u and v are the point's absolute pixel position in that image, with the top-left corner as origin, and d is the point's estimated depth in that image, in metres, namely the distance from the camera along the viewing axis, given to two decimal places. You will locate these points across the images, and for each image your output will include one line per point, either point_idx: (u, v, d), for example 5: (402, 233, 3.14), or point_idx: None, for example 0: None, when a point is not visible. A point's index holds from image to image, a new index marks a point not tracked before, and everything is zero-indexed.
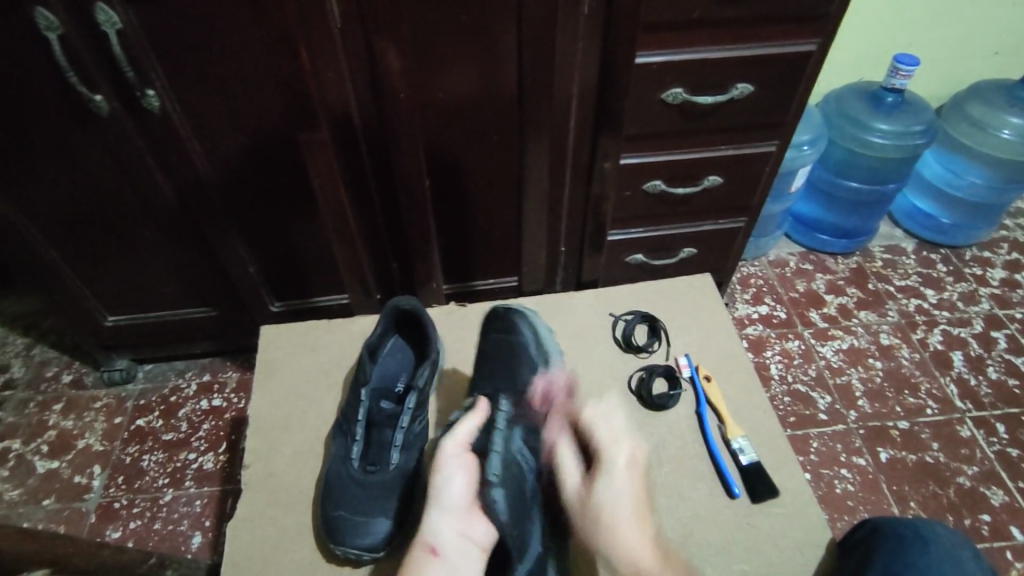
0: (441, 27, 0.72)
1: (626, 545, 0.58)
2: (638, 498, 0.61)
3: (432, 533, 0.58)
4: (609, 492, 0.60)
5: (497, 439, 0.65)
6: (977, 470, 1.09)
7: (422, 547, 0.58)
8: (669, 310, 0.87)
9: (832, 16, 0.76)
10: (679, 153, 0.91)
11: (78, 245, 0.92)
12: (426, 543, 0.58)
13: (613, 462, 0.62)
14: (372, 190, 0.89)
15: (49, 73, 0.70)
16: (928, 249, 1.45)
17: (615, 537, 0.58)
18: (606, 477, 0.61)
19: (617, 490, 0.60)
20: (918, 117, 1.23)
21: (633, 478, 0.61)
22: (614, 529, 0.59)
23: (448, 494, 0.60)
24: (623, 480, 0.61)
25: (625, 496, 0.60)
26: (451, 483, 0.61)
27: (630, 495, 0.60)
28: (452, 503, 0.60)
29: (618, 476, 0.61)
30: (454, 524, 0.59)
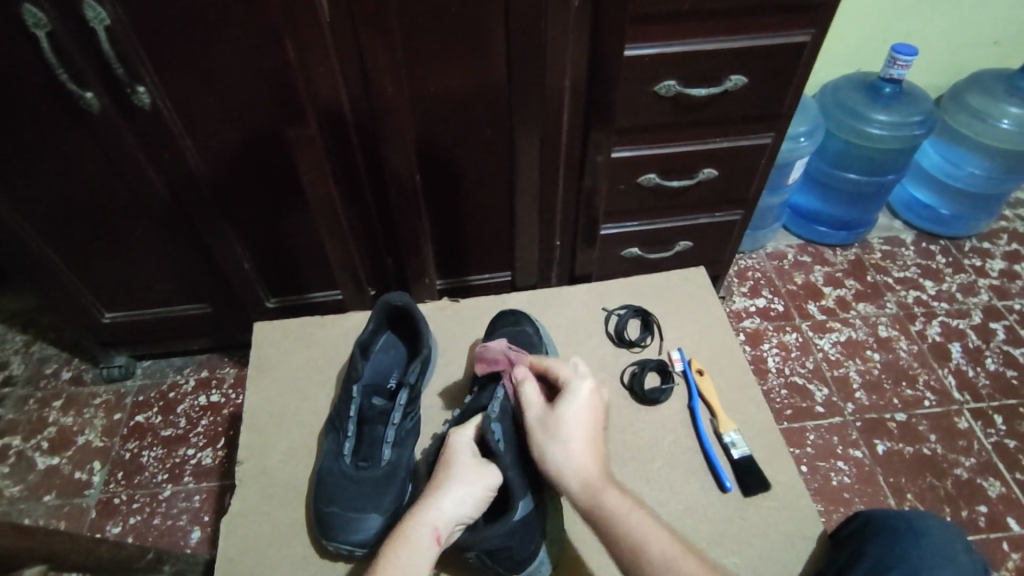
0: (431, 20, 0.72)
1: (579, 461, 0.59)
2: (594, 426, 0.63)
3: (444, 521, 0.59)
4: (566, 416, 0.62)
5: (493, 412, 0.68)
6: (974, 462, 1.09)
7: (430, 528, 0.58)
8: (664, 304, 0.87)
9: (826, 6, 0.76)
10: (673, 146, 0.90)
11: (73, 242, 0.92)
12: (434, 527, 0.58)
13: (575, 387, 0.65)
14: (366, 184, 0.89)
15: (39, 71, 0.70)
16: (927, 241, 1.44)
17: (571, 454, 0.60)
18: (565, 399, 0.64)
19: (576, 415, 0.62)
20: (915, 108, 1.22)
21: (593, 407, 0.64)
22: (568, 445, 0.60)
23: (471, 498, 0.61)
24: (579, 406, 0.63)
25: (580, 419, 0.63)
26: (478, 490, 0.62)
27: (582, 421, 0.62)
28: (466, 510, 0.61)
29: (577, 405, 0.64)
30: (456, 524, 0.60)
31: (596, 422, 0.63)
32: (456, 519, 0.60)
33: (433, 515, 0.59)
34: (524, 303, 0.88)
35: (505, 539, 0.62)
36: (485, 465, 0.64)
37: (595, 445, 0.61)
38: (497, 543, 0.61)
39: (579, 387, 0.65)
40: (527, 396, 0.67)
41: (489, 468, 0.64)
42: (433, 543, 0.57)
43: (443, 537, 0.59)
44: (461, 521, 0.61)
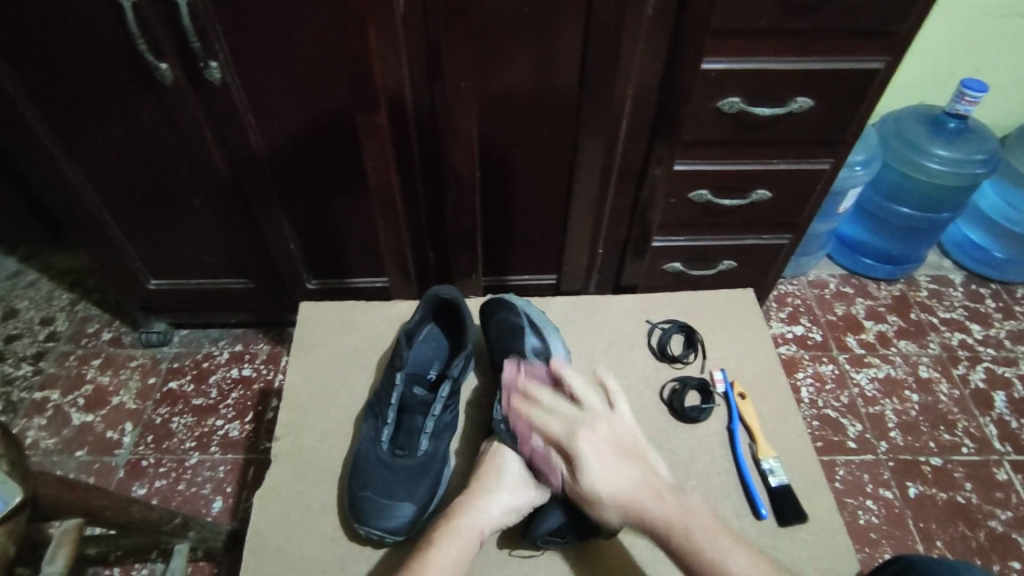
0: (503, 18, 0.72)
1: (639, 499, 0.60)
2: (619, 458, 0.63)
3: (488, 522, 0.63)
4: (608, 465, 0.62)
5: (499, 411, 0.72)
6: (1011, 516, 1.06)
7: (476, 526, 0.62)
8: (707, 322, 0.86)
9: (903, 33, 0.74)
10: (731, 164, 0.89)
11: (130, 206, 0.94)
12: (479, 527, 0.62)
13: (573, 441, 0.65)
14: (419, 175, 0.90)
15: (121, 39, 0.72)
16: (977, 283, 1.40)
17: (628, 494, 0.60)
18: (599, 431, 0.65)
19: (598, 457, 0.63)
20: (980, 146, 1.18)
21: (603, 449, 0.64)
22: (606, 489, 0.61)
23: (514, 510, 0.64)
24: (625, 432, 0.66)
25: (603, 453, 0.63)
26: (520, 505, 0.65)
27: (622, 454, 0.63)
28: (505, 514, 0.64)
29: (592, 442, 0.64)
30: (494, 526, 0.63)
31: (620, 451, 0.64)
32: (497, 523, 0.64)
33: (482, 516, 0.63)
34: (565, 308, 0.88)
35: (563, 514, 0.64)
36: (528, 477, 0.67)
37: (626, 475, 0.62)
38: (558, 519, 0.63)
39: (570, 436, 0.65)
40: (541, 417, 0.68)
41: (539, 486, 0.67)
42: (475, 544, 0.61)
43: (484, 536, 0.63)
44: (499, 524, 0.64)
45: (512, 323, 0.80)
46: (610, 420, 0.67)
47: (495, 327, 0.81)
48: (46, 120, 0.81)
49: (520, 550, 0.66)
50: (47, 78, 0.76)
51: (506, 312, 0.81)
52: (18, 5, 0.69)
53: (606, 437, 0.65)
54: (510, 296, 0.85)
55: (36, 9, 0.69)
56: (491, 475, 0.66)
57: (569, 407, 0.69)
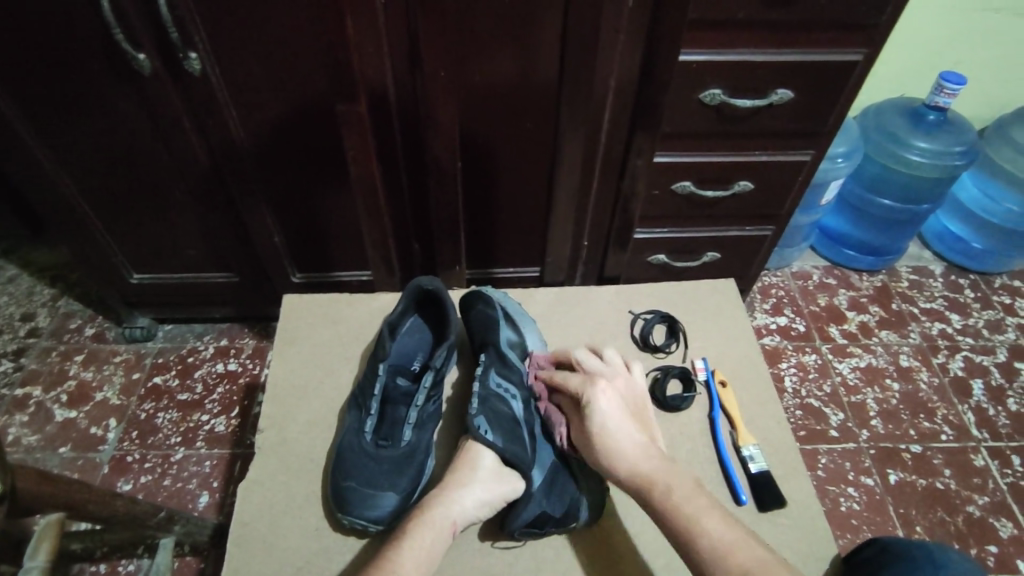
0: (484, 9, 0.72)
1: (631, 446, 0.61)
2: (628, 413, 0.64)
3: (460, 516, 0.63)
4: (614, 411, 0.64)
5: (474, 406, 0.71)
6: (988, 501, 1.08)
7: (448, 520, 0.62)
8: (690, 313, 0.86)
9: (881, 26, 0.75)
10: (712, 155, 0.90)
11: (110, 200, 0.93)
12: (453, 521, 0.62)
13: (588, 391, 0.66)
14: (402, 167, 0.90)
15: (99, 30, 0.71)
16: (956, 274, 1.42)
17: (625, 449, 0.62)
18: (613, 384, 0.67)
19: (609, 403, 0.64)
20: (958, 138, 1.20)
21: (613, 402, 0.65)
22: (610, 434, 0.62)
23: (488, 504, 0.64)
24: (637, 394, 0.67)
25: (616, 402, 0.65)
26: (494, 498, 0.65)
27: (629, 415, 0.64)
28: (478, 508, 0.64)
29: (606, 391, 0.66)
30: (468, 520, 0.64)
31: (629, 409, 0.65)
32: (470, 517, 0.64)
33: (455, 511, 0.63)
34: (550, 300, 0.88)
35: (539, 507, 0.64)
36: (505, 471, 0.67)
37: (633, 430, 0.63)
38: (533, 513, 0.64)
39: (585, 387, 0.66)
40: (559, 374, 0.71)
41: (515, 481, 0.67)
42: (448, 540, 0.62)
43: (457, 529, 0.63)
44: (472, 517, 0.64)
45: (493, 314, 0.80)
46: (628, 380, 0.68)
47: (477, 317, 0.81)
48: (22, 113, 0.80)
49: (502, 542, 0.67)
50: (22, 70, 0.75)
51: (486, 304, 0.81)
52: (4, 5, 0.68)
53: (620, 392, 0.66)
54: (492, 289, 0.85)
55: (35, 10, 0.69)
56: (465, 469, 0.66)
57: (592, 362, 0.70)
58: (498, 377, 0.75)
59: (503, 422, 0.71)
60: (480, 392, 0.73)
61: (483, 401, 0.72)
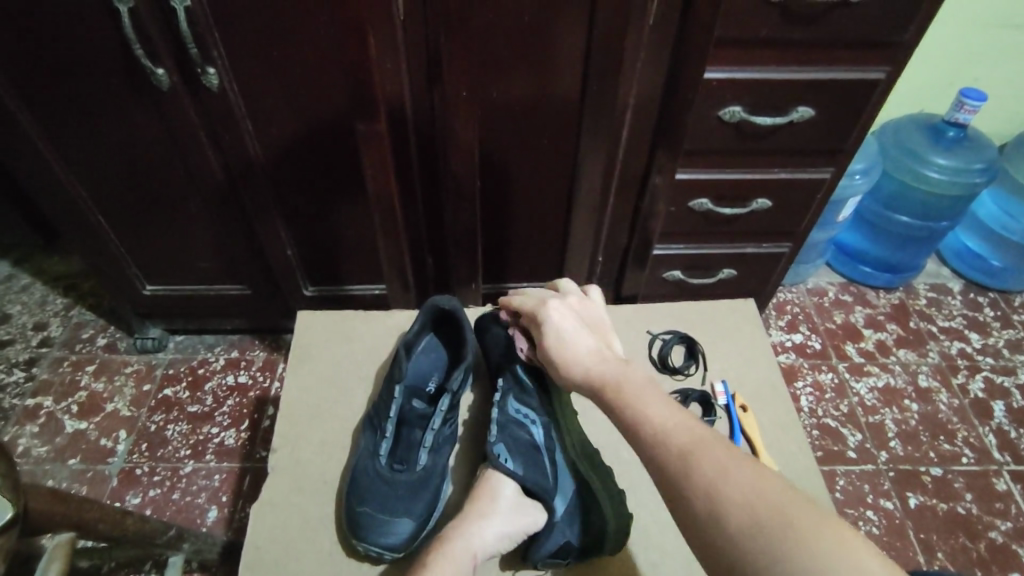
0: (503, 25, 0.71)
1: (579, 344, 0.58)
2: (582, 325, 0.62)
3: (480, 549, 0.61)
4: (567, 321, 0.62)
5: (493, 434, 0.70)
6: (1011, 526, 1.05)
7: (468, 553, 0.60)
8: (709, 332, 0.85)
9: (905, 44, 0.74)
10: (731, 173, 0.89)
11: (125, 213, 0.93)
12: (472, 554, 0.61)
13: (541, 307, 0.65)
14: (417, 181, 0.89)
15: (119, 45, 0.71)
16: (975, 292, 1.40)
17: (573, 350, 0.57)
18: (567, 302, 0.65)
19: (560, 314, 0.62)
20: (980, 155, 1.18)
21: (564, 314, 0.63)
22: (560, 338, 0.60)
23: (508, 537, 0.63)
24: (595, 312, 0.65)
25: (567, 314, 0.63)
26: (515, 531, 0.63)
27: (580, 326, 0.62)
28: (498, 541, 0.62)
29: (557, 306, 0.64)
30: (487, 552, 0.62)
31: (582, 321, 0.63)
32: (490, 549, 0.62)
33: (474, 543, 0.61)
34: None
35: (563, 537, 0.63)
36: (525, 502, 0.65)
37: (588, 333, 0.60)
38: (555, 544, 0.63)
39: (540, 305, 0.65)
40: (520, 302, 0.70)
41: (538, 512, 0.65)
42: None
43: (476, 562, 0.61)
44: (492, 550, 0.62)
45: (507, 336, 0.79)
46: (582, 300, 0.67)
47: (492, 338, 0.80)
48: (40, 125, 0.80)
49: (524, 571, 0.65)
50: (41, 84, 0.75)
51: (501, 325, 0.80)
52: (25, 20, 0.69)
53: (576, 309, 0.65)
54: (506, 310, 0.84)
55: (43, 24, 0.69)
56: (485, 499, 0.64)
57: (551, 291, 0.70)
58: (516, 402, 0.73)
59: (523, 449, 0.69)
60: (499, 418, 0.72)
61: (503, 428, 0.71)
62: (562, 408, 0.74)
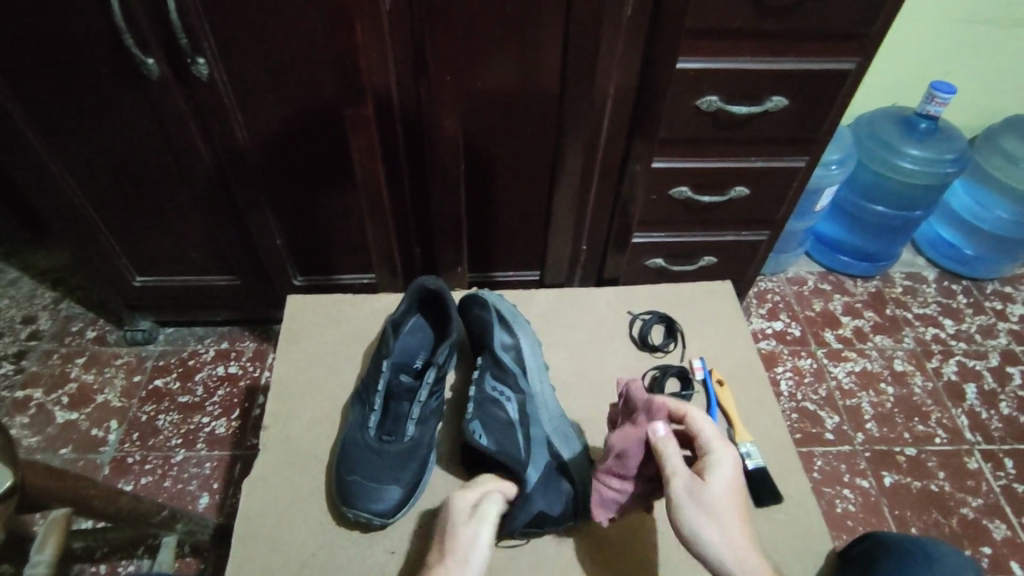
0: (486, 16, 0.73)
1: (741, 566, 0.51)
2: (741, 516, 0.53)
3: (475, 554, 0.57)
4: (700, 481, 0.55)
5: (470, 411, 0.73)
6: (981, 503, 1.09)
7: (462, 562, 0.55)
8: (688, 314, 0.88)
9: (872, 35, 0.77)
10: (709, 161, 0.92)
11: (116, 204, 0.94)
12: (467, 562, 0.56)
13: (683, 487, 0.55)
14: (405, 170, 0.91)
15: (110, 35, 0.73)
16: (949, 280, 1.44)
17: (731, 564, 0.51)
18: (717, 475, 0.55)
19: (716, 505, 0.53)
20: (950, 145, 1.22)
21: (722, 498, 0.54)
22: (714, 537, 0.52)
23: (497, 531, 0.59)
24: (744, 489, 0.55)
25: (723, 502, 0.54)
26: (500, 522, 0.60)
27: (713, 487, 0.55)
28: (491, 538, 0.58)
29: (714, 478, 0.55)
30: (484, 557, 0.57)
31: (737, 506, 0.54)
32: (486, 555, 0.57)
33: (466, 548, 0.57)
34: (549, 301, 0.89)
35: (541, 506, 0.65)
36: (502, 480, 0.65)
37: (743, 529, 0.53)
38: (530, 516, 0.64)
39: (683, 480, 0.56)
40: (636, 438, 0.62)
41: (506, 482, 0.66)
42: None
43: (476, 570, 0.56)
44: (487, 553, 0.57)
45: (486, 317, 0.80)
46: (731, 467, 0.56)
47: (473, 311, 0.83)
48: (30, 116, 0.81)
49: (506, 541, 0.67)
50: (32, 75, 0.77)
51: (480, 305, 0.82)
52: (17, 10, 0.70)
53: (730, 481, 0.55)
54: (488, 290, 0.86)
55: (35, 15, 0.71)
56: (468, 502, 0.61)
57: (691, 442, 0.59)
58: (492, 381, 0.76)
59: (499, 426, 0.72)
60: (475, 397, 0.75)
61: (479, 405, 0.74)
62: (540, 385, 0.75)
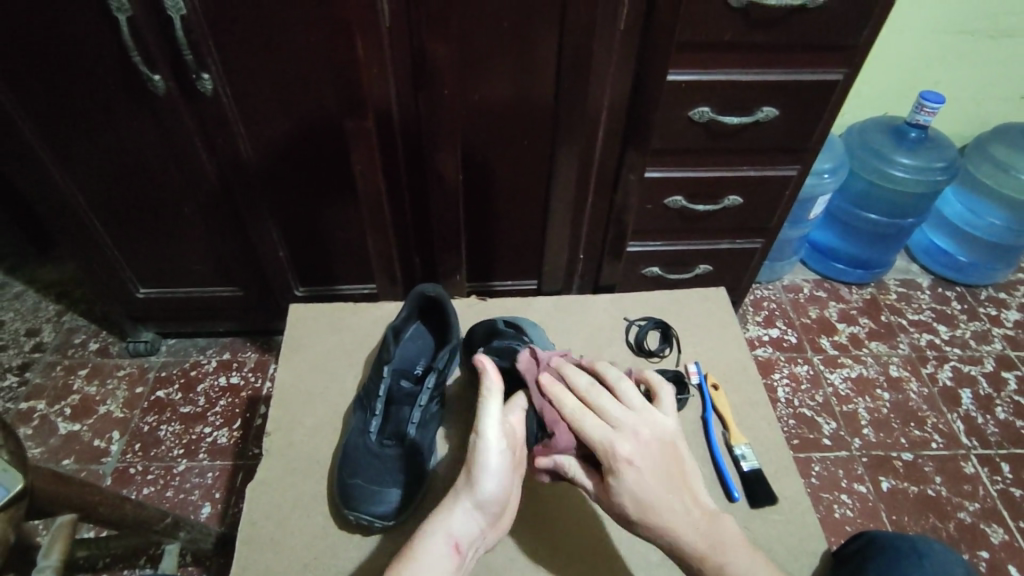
0: (483, 31, 0.76)
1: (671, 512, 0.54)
2: (663, 463, 0.56)
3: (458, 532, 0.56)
4: (650, 468, 0.55)
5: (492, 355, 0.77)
6: (978, 507, 1.10)
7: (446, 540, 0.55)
8: (684, 320, 0.89)
9: (859, 47, 0.79)
10: (703, 170, 0.94)
11: (120, 217, 0.96)
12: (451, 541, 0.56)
13: (613, 453, 0.56)
14: (405, 181, 0.93)
15: (117, 53, 0.75)
16: (943, 286, 1.46)
17: (665, 515, 0.54)
18: (640, 434, 0.57)
19: (642, 463, 0.55)
20: (940, 154, 1.24)
21: (645, 452, 0.56)
22: (644, 487, 0.55)
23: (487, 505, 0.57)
24: (669, 436, 0.58)
25: (649, 458, 0.56)
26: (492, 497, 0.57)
27: (652, 476, 0.55)
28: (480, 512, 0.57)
29: (638, 439, 0.57)
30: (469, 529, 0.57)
31: (658, 455, 0.56)
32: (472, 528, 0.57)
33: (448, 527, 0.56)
34: (547, 308, 0.91)
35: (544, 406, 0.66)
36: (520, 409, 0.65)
37: (667, 473, 0.56)
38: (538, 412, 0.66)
39: (614, 447, 0.56)
40: (582, 416, 0.60)
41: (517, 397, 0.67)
42: (491, 520, 0.59)
43: (463, 546, 0.56)
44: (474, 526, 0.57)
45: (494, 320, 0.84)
46: (653, 423, 0.58)
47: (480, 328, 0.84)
48: (38, 131, 0.83)
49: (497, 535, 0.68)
50: (41, 91, 0.79)
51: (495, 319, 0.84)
52: (28, 30, 0.72)
53: (652, 437, 0.57)
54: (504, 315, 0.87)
55: (45, 33, 0.73)
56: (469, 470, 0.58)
57: (613, 410, 0.59)
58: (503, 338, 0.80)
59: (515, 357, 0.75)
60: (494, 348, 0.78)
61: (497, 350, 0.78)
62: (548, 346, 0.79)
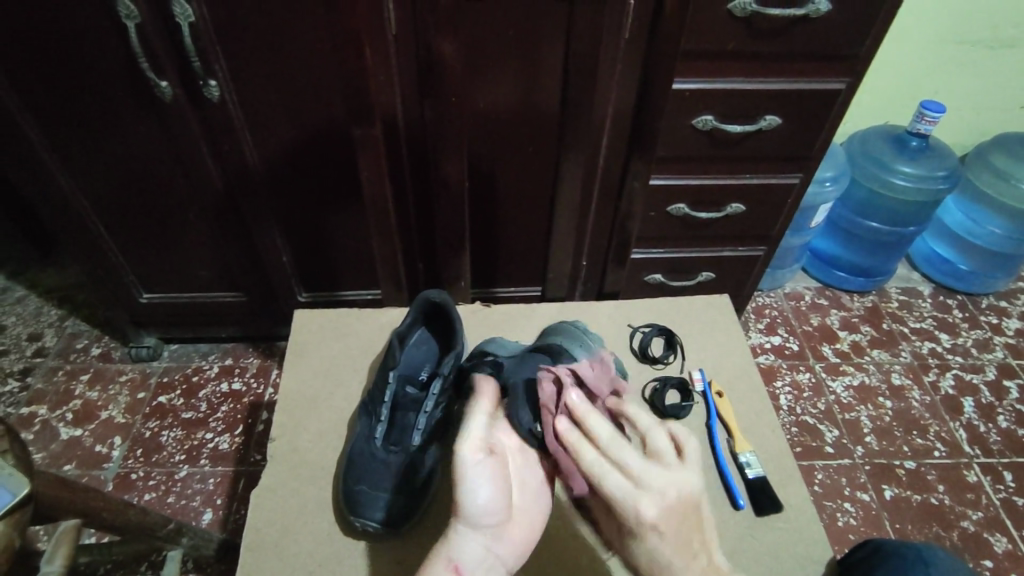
0: (489, 40, 0.76)
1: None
2: (685, 527, 0.52)
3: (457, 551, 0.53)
4: (673, 534, 0.51)
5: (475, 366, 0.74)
6: (981, 516, 1.09)
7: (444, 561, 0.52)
8: (687, 327, 0.89)
9: (860, 57, 0.80)
10: (707, 178, 0.94)
11: (125, 222, 0.96)
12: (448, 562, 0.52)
13: (636, 514, 0.51)
14: (409, 187, 0.93)
15: (125, 59, 0.76)
16: (944, 295, 1.46)
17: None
18: (668, 495, 0.52)
19: (666, 529, 0.51)
20: (941, 162, 1.25)
21: (669, 517, 0.51)
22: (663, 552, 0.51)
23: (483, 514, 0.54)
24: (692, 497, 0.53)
25: (672, 523, 0.51)
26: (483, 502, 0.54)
27: (678, 532, 0.51)
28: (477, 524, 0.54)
29: (663, 499, 0.52)
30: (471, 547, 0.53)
31: (684, 519, 0.52)
32: (474, 548, 0.53)
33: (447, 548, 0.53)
34: (551, 314, 0.91)
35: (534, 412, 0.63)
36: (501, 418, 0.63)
37: (687, 541, 0.52)
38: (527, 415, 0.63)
39: (636, 507, 0.51)
40: (601, 470, 0.54)
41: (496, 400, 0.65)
42: (497, 539, 0.55)
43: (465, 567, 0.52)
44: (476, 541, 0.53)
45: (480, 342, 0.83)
46: (681, 481, 0.53)
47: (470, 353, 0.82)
48: (45, 137, 0.83)
49: None
50: (48, 97, 0.79)
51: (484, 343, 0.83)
52: (37, 36, 0.73)
53: (679, 497, 0.52)
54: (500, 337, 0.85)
55: (54, 40, 0.73)
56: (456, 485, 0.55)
57: (637, 460, 0.54)
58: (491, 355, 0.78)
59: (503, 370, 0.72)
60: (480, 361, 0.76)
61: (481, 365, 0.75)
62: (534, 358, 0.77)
